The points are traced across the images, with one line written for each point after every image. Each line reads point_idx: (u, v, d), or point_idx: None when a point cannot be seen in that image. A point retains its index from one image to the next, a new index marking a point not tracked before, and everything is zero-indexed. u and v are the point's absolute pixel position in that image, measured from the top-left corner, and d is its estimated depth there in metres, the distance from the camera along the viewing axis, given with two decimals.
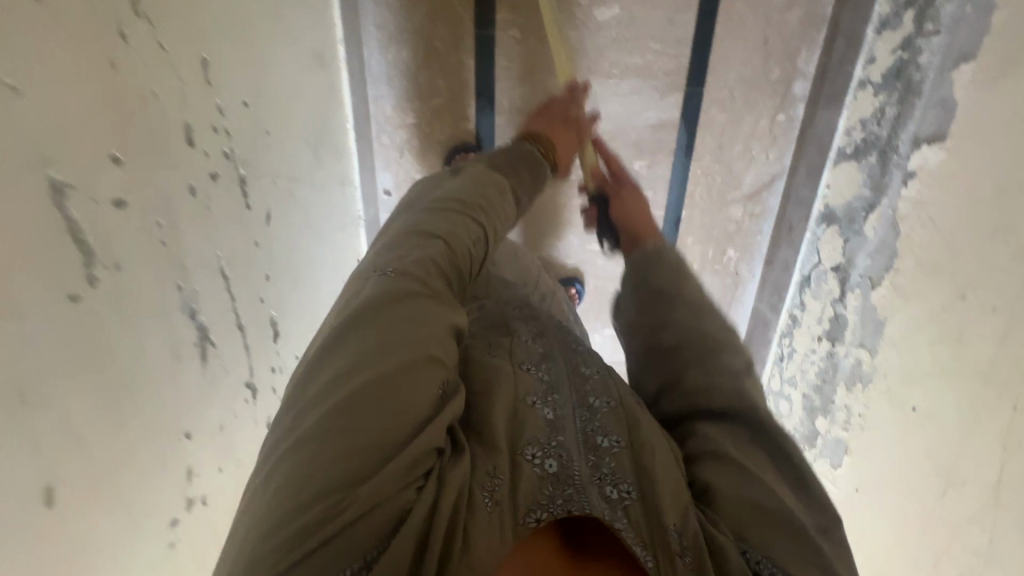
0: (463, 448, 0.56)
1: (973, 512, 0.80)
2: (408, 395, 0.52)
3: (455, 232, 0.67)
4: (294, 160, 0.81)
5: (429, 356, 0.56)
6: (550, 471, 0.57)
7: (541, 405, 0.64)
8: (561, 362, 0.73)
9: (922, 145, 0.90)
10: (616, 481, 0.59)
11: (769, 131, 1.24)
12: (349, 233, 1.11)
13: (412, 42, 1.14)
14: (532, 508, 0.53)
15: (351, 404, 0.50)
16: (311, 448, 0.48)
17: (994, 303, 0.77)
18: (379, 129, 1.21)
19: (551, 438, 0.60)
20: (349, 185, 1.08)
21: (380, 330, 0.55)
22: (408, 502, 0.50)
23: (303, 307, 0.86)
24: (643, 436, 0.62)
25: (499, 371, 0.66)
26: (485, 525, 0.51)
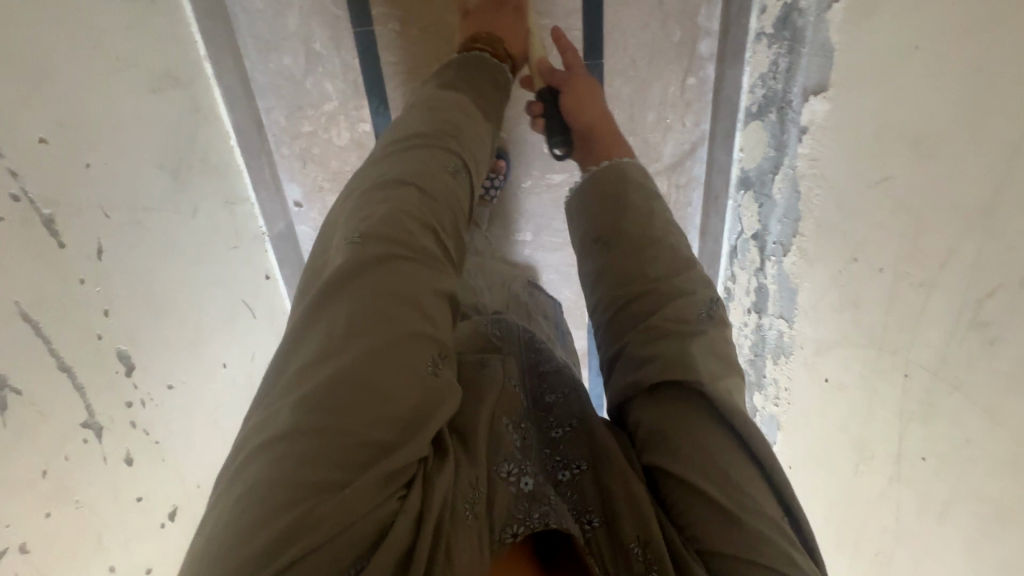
0: (447, 455, 0.57)
1: (881, 487, 0.75)
2: (379, 388, 0.53)
3: (420, 169, 0.69)
4: (138, 187, 0.78)
5: (401, 333, 0.56)
6: (524, 488, 0.58)
7: (513, 428, 0.64)
8: (528, 377, 0.74)
9: (811, 98, 0.83)
10: (582, 509, 0.61)
11: (681, 97, 1.17)
12: (246, 250, 1.09)
13: (292, 48, 1.10)
14: (509, 524, 0.55)
15: (327, 410, 0.51)
16: (283, 460, 0.49)
17: (881, 263, 0.71)
18: (277, 140, 1.18)
19: (521, 458, 0.61)
20: (237, 202, 1.06)
21: (350, 316, 0.56)
22: (392, 510, 0.51)
23: (179, 338, 0.85)
24: (607, 458, 0.63)
25: (478, 383, 0.67)
26: (466, 544, 0.52)
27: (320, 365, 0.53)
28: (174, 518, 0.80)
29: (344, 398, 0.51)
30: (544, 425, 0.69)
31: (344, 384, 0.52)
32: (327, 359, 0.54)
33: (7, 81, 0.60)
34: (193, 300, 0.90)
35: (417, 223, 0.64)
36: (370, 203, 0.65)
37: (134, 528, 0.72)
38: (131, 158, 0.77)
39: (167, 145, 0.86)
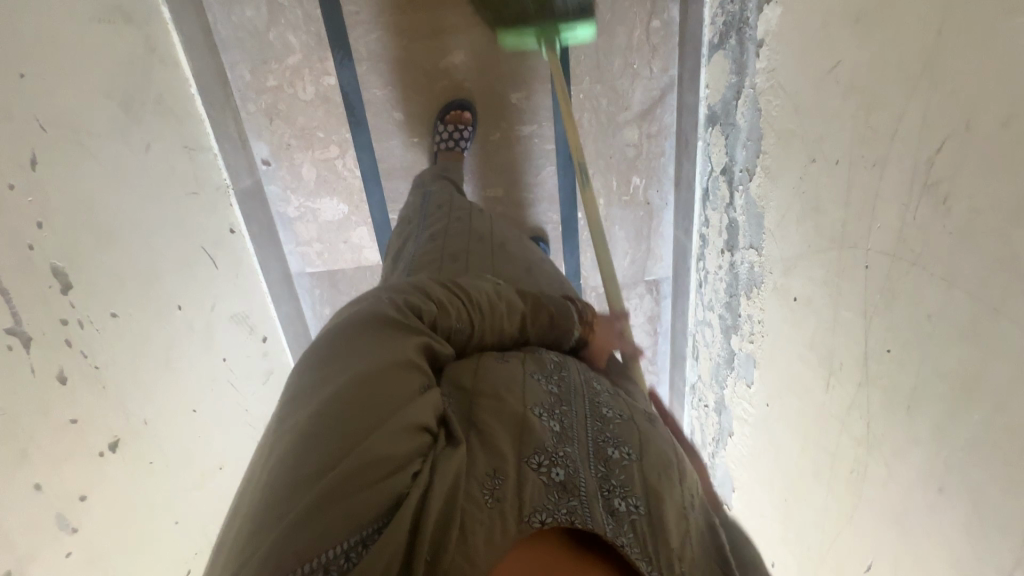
0: (461, 443, 0.49)
1: (851, 397, 0.71)
2: (387, 396, 0.48)
3: (448, 302, 0.63)
4: (79, 108, 0.78)
5: (407, 363, 0.52)
6: (556, 479, 0.48)
7: (548, 418, 0.55)
8: (574, 372, 0.64)
9: (764, 8, 0.82)
10: (625, 494, 0.50)
11: (647, 41, 1.16)
12: (207, 200, 1.07)
13: (255, 0, 1.11)
14: (536, 509, 0.45)
15: (333, 408, 0.45)
16: (292, 447, 0.43)
17: (839, 154, 0.68)
18: (242, 96, 1.18)
19: (557, 447, 0.51)
20: (197, 149, 1.05)
21: (364, 347, 0.52)
22: (398, 494, 0.43)
23: (126, 270, 0.83)
24: (658, 459, 0.54)
25: (511, 378, 0.58)
26: (482, 529, 0.43)
27: (334, 372, 0.49)
28: (114, 449, 0.77)
29: (352, 397, 0.46)
30: (589, 407, 0.59)
31: (356, 395, 0.47)
32: (339, 372, 0.49)
33: None
34: (144, 236, 0.88)
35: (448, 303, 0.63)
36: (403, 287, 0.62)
37: (66, 450, 0.69)
38: (71, 79, 0.77)
39: (116, 77, 0.86)
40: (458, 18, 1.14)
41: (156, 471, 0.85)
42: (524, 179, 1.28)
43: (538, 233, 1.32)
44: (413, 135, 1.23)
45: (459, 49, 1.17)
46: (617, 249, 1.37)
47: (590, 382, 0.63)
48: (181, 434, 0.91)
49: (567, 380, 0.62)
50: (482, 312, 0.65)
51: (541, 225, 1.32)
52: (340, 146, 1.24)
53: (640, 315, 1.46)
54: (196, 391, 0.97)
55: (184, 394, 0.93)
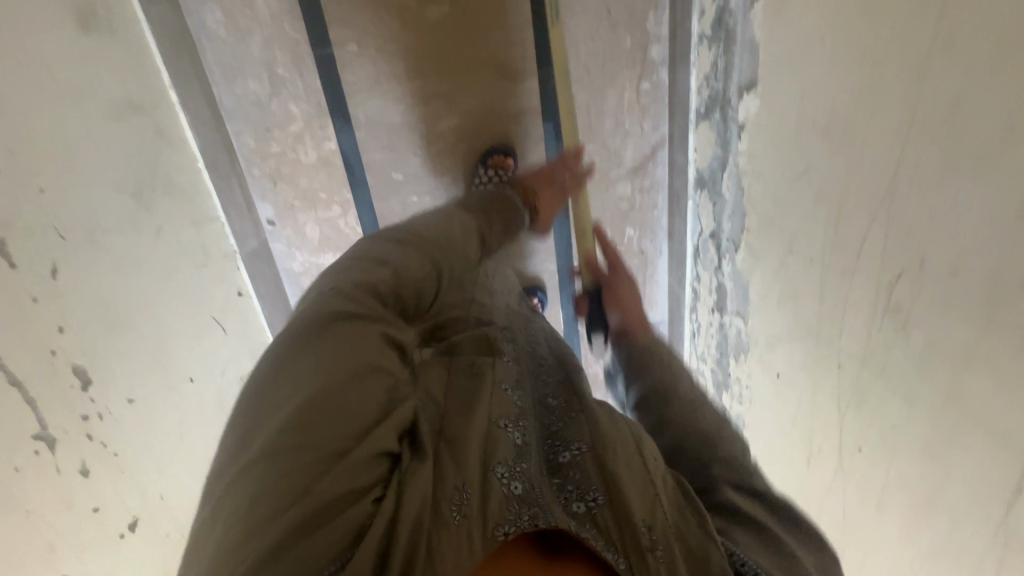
0: (427, 457, 0.54)
1: (829, 482, 0.74)
2: (352, 406, 0.53)
3: (394, 260, 0.70)
4: (95, 209, 0.82)
5: (367, 367, 0.56)
6: (515, 491, 0.52)
7: (512, 427, 0.59)
8: (530, 390, 0.70)
9: (745, 95, 0.84)
10: (583, 493, 0.55)
11: (637, 101, 1.19)
12: (216, 269, 1.13)
13: (257, 74, 1.15)
14: (500, 521, 0.48)
15: (299, 428, 0.49)
16: (262, 467, 0.47)
17: (812, 253, 0.71)
18: (247, 162, 1.22)
19: (517, 459, 0.55)
20: (206, 222, 1.10)
21: (315, 358, 0.55)
22: (366, 516, 0.48)
23: (142, 355, 0.89)
24: (609, 444, 0.58)
25: (470, 389, 0.63)
26: (452, 537, 0.47)
27: (291, 391, 0.52)
28: (134, 528, 0.83)
29: (317, 415, 0.50)
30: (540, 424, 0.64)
31: (321, 408, 0.51)
32: (300, 385, 0.52)
33: None
34: (157, 318, 0.93)
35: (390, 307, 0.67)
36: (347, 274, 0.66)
37: (90, 536, 0.76)
38: (86, 182, 0.82)
39: (129, 171, 0.90)
40: (453, 85, 1.18)
41: (172, 540, 0.91)
42: None
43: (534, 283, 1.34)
44: (411, 194, 1.27)
45: (455, 113, 1.20)
46: None
47: (544, 399, 0.69)
48: (197, 501, 0.97)
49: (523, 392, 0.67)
50: (440, 249, 0.76)
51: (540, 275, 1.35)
52: (342, 206, 1.28)
53: None
54: (210, 456, 1.02)
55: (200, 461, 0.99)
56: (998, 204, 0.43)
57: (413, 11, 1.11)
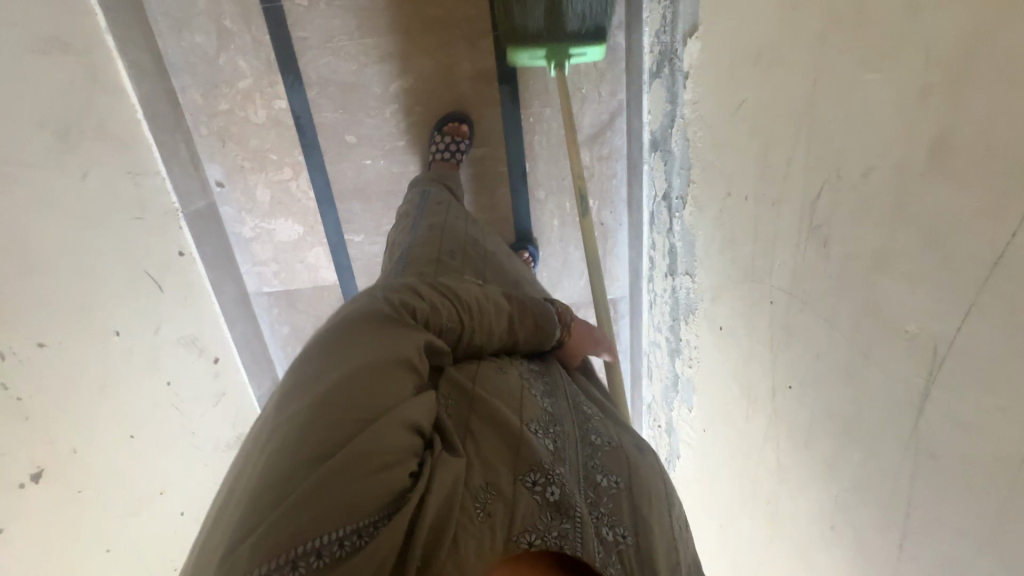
0: (460, 450, 0.53)
1: (766, 429, 0.71)
2: (389, 393, 0.51)
3: (428, 289, 0.66)
4: (8, 140, 0.78)
5: (406, 362, 0.54)
6: (551, 498, 0.52)
7: (542, 433, 0.59)
8: (561, 392, 0.70)
9: (687, 42, 0.83)
10: (613, 522, 0.56)
11: (594, 66, 1.18)
12: (152, 225, 1.08)
13: (203, 26, 1.12)
14: (526, 527, 0.48)
15: (355, 396, 0.48)
16: (296, 438, 0.44)
17: (749, 192, 0.68)
18: (194, 119, 1.19)
19: (553, 464, 0.55)
20: (141, 175, 1.06)
21: (362, 341, 0.54)
22: (397, 485, 0.45)
23: (59, 300, 0.84)
24: (643, 481, 0.61)
25: (506, 390, 0.62)
26: (474, 533, 0.46)
27: (334, 366, 0.51)
28: (38, 479, 0.78)
29: (363, 387, 0.49)
30: (579, 428, 0.64)
31: (363, 408, 0.48)
32: (353, 356, 0.52)
33: None
34: (79, 264, 0.89)
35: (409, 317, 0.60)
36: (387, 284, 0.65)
37: None
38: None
39: (51, 102, 0.87)
40: (406, 44, 1.16)
41: (87, 499, 0.86)
42: (499, 181, 1.28)
43: (524, 238, 1.32)
44: (365, 157, 1.24)
45: (408, 73, 1.18)
46: (573, 270, 1.37)
47: (580, 409, 0.68)
48: (119, 460, 0.92)
49: (558, 400, 0.67)
50: (469, 312, 0.67)
51: (527, 231, 1.33)
52: (293, 168, 1.25)
53: (597, 333, 1.45)
54: (137, 416, 0.97)
55: (125, 417, 0.94)
56: (902, 85, 0.41)
57: None
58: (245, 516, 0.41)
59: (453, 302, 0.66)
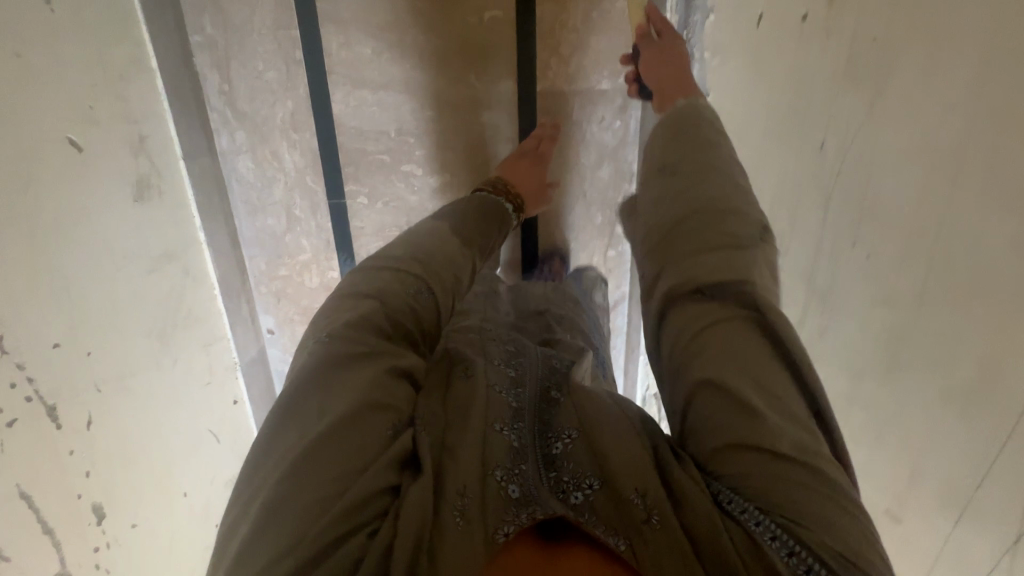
0: (422, 465, 0.61)
1: None
2: (339, 446, 0.59)
3: (385, 287, 0.76)
4: (126, 358, 0.96)
5: (369, 407, 0.62)
6: (512, 494, 0.58)
7: (506, 430, 0.64)
8: (529, 386, 0.73)
9: None
10: (580, 482, 0.60)
11: (604, 264, 1.38)
12: (217, 383, 1.25)
13: (275, 212, 1.31)
14: (500, 524, 0.55)
15: (306, 465, 0.58)
16: (266, 515, 0.55)
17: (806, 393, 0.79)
18: (257, 281, 1.38)
19: (513, 462, 0.61)
20: (212, 343, 1.24)
21: (316, 405, 0.63)
22: (364, 544, 0.55)
23: (149, 481, 1.00)
24: (592, 420, 0.64)
25: (461, 388, 0.70)
26: (453, 541, 0.54)
27: (302, 426, 0.61)
28: None
29: (324, 450, 0.59)
30: (541, 417, 0.68)
31: (336, 436, 0.60)
32: (305, 430, 0.61)
33: (36, 306, 0.78)
34: (165, 443, 1.05)
35: (377, 334, 0.71)
36: (334, 315, 0.73)
37: None
38: (123, 334, 0.95)
39: (150, 310, 1.03)
40: None
41: None
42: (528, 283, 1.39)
43: None
44: None
45: None
46: None
47: (545, 402, 0.70)
48: None
49: (524, 388, 0.72)
50: (422, 266, 0.80)
51: None
52: None
53: None
54: (193, 564, 1.12)
55: (184, 570, 1.09)
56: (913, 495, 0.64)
57: (418, 176, 1.28)
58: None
59: (416, 274, 0.79)
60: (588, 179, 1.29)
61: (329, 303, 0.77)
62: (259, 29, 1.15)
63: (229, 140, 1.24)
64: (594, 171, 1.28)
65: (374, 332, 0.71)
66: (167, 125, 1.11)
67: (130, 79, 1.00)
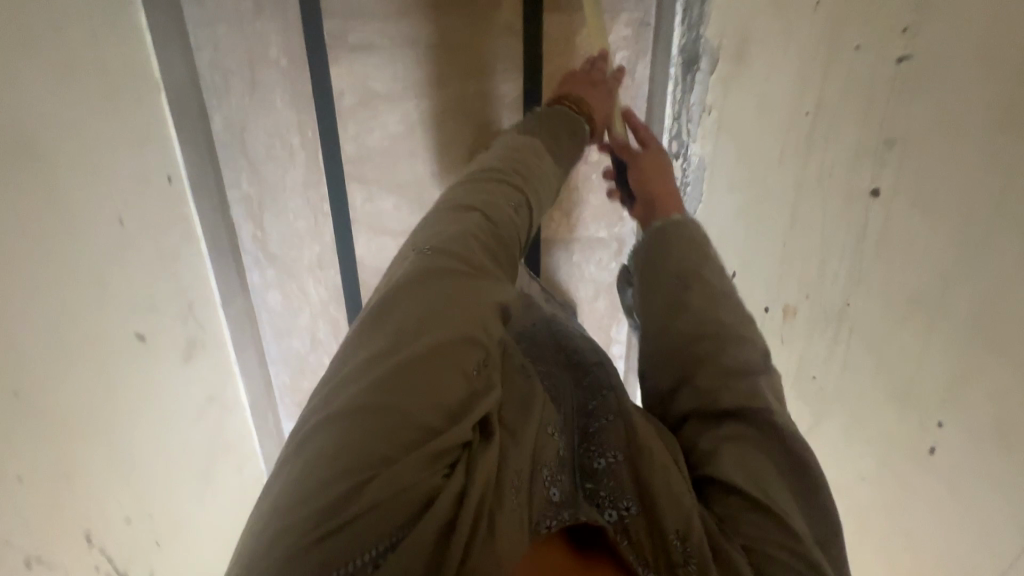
0: (490, 440, 0.63)
1: None
2: (436, 396, 0.59)
3: (483, 197, 0.80)
4: (179, 509, 1.08)
5: (467, 342, 0.64)
6: (554, 498, 0.65)
7: (557, 435, 0.72)
8: (568, 397, 0.82)
9: None
10: (615, 501, 0.67)
11: None
12: (249, 497, 1.38)
13: (301, 336, 1.43)
14: (543, 517, 0.62)
15: (401, 399, 0.57)
16: (345, 444, 0.55)
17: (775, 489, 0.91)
18: (282, 392, 1.50)
19: (557, 471, 0.68)
20: (246, 463, 1.37)
21: (414, 320, 0.64)
22: (435, 488, 0.56)
23: None
24: (647, 448, 0.71)
25: (520, 389, 0.73)
26: (508, 519, 0.58)
27: (394, 356, 0.61)
28: None
29: (414, 383, 0.59)
30: (578, 428, 0.77)
31: (415, 375, 0.59)
32: (400, 354, 0.61)
33: (112, 494, 0.90)
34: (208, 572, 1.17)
35: (483, 255, 0.74)
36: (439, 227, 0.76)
37: None
38: (177, 488, 1.08)
39: (196, 458, 1.15)
40: None
41: None
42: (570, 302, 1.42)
43: None
44: None
45: None
46: None
47: (584, 407, 0.80)
48: None
49: (558, 405, 0.78)
50: (523, 178, 0.86)
51: None
52: None
53: None
54: None
55: None
56: None
57: None
58: (300, 516, 0.52)
59: (512, 183, 0.84)
60: (586, 311, 1.43)
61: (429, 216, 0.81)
62: (291, 188, 1.27)
63: (261, 277, 1.36)
64: (592, 304, 1.42)
65: (477, 251, 0.74)
66: (208, 281, 1.22)
67: (182, 256, 1.13)
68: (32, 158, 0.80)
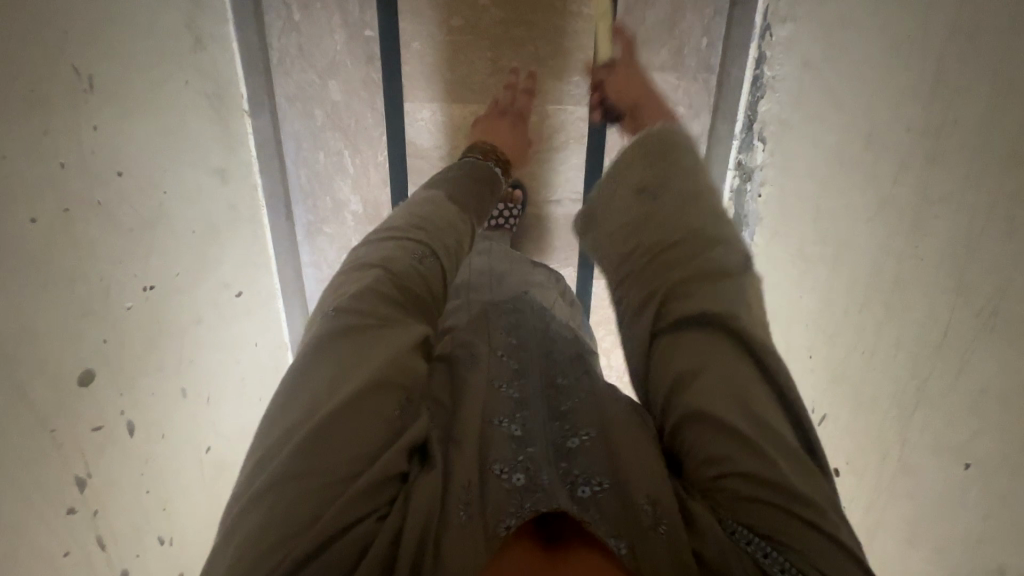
0: (433, 462, 0.56)
1: None
2: (361, 433, 0.53)
3: (390, 255, 0.70)
4: None
5: (382, 379, 0.57)
6: (517, 483, 0.55)
7: (508, 422, 0.61)
8: (535, 376, 0.69)
9: None
10: (588, 478, 0.57)
11: None
12: None
13: None
14: (503, 516, 0.52)
15: (313, 442, 0.51)
16: (268, 513, 0.49)
17: None
18: None
19: (518, 451, 0.58)
20: None
21: (333, 366, 0.57)
22: (371, 526, 0.51)
23: None
24: (615, 431, 0.60)
25: (472, 393, 0.63)
26: (459, 534, 0.50)
27: (316, 403, 0.54)
28: None
29: (342, 426, 0.53)
30: (548, 405, 0.65)
31: (337, 411, 0.53)
32: (326, 374, 0.56)
33: None
34: None
35: (388, 303, 0.64)
36: (345, 288, 0.66)
37: None
38: None
39: None
40: None
41: None
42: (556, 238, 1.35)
43: None
44: None
45: None
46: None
47: (551, 382, 0.69)
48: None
49: (521, 385, 0.67)
50: (430, 227, 0.75)
51: None
52: None
53: None
54: None
55: None
56: None
57: None
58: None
59: (413, 238, 0.73)
60: None
61: (339, 276, 0.70)
62: None
63: None
64: None
65: (383, 301, 0.64)
66: None
67: None
68: (232, 471, 1.05)
